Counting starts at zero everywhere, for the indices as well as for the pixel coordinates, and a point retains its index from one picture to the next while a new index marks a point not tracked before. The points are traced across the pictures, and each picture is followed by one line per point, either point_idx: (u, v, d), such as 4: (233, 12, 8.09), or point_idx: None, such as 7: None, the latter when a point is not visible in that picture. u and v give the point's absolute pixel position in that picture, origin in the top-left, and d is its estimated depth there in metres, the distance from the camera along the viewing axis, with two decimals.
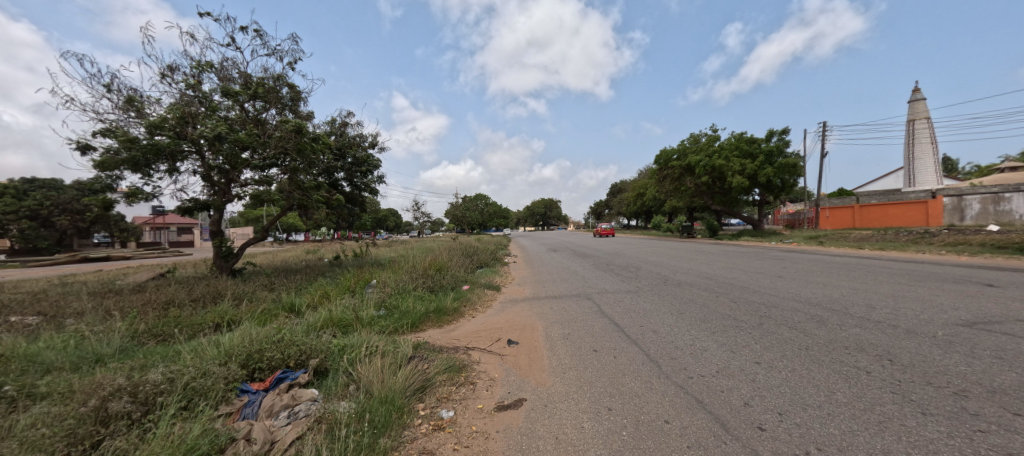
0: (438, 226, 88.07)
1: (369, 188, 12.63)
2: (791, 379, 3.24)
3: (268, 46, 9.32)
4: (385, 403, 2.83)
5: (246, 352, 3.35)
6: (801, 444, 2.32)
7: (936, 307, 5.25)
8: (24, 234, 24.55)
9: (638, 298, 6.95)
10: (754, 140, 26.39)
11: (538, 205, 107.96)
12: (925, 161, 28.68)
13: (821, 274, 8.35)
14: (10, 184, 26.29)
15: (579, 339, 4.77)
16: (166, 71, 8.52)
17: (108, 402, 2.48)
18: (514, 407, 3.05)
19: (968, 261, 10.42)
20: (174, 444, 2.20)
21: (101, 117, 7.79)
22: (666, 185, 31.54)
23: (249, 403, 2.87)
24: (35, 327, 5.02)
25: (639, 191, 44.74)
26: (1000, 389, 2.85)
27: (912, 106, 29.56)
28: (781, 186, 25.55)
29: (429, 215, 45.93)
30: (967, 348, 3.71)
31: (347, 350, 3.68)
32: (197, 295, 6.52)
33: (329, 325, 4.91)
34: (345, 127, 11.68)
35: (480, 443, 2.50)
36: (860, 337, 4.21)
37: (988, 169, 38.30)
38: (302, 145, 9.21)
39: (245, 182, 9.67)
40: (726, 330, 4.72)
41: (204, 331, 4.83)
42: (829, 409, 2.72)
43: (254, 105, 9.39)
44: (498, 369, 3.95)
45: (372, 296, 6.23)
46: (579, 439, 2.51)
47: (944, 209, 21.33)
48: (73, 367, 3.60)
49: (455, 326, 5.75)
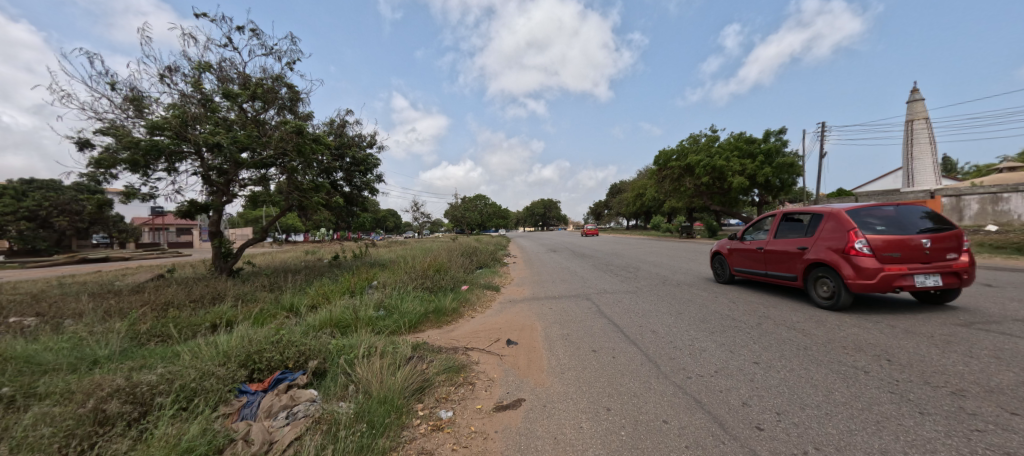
0: (438, 226, 88.24)
1: (369, 189, 12.62)
2: (789, 379, 3.24)
3: (266, 46, 9.32)
4: (384, 403, 2.83)
5: (245, 352, 3.35)
6: (799, 444, 2.32)
7: (935, 307, 5.26)
8: (24, 235, 24.52)
9: (637, 298, 6.97)
10: (753, 140, 26.43)
11: (538, 206, 108.08)
12: (923, 161, 28.77)
13: None
14: (10, 185, 26.29)
15: (578, 339, 4.78)
16: (165, 71, 8.53)
17: (106, 403, 2.48)
18: (513, 407, 3.05)
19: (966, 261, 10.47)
20: (171, 445, 2.20)
21: (100, 116, 7.79)
22: (665, 185, 31.59)
23: (248, 404, 2.86)
24: (35, 328, 5.02)
25: (638, 192, 44.74)
26: (997, 389, 2.85)
27: (911, 106, 29.66)
28: (780, 187, 25.63)
29: (429, 216, 46.00)
30: (965, 348, 3.72)
31: (346, 351, 3.68)
32: (197, 295, 6.54)
33: (329, 326, 4.93)
34: (344, 127, 11.70)
35: (480, 443, 2.51)
36: (858, 337, 4.22)
37: (986, 169, 38.47)
38: (302, 146, 9.22)
39: (243, 182, 9.66)
40: (725, 330, 4.73)
41: (203, 331, 4.83)
42: (826, 408, 2.73)
43: (253, 105, 9.38)
44: (497, 369, 3.95)
45: (372, 296, 6.25)
46: (578, 439, 2.52)
47: (942, 209, 21.50)
48: (71, 368, 3.59)
49: (454, 326, 5.78)
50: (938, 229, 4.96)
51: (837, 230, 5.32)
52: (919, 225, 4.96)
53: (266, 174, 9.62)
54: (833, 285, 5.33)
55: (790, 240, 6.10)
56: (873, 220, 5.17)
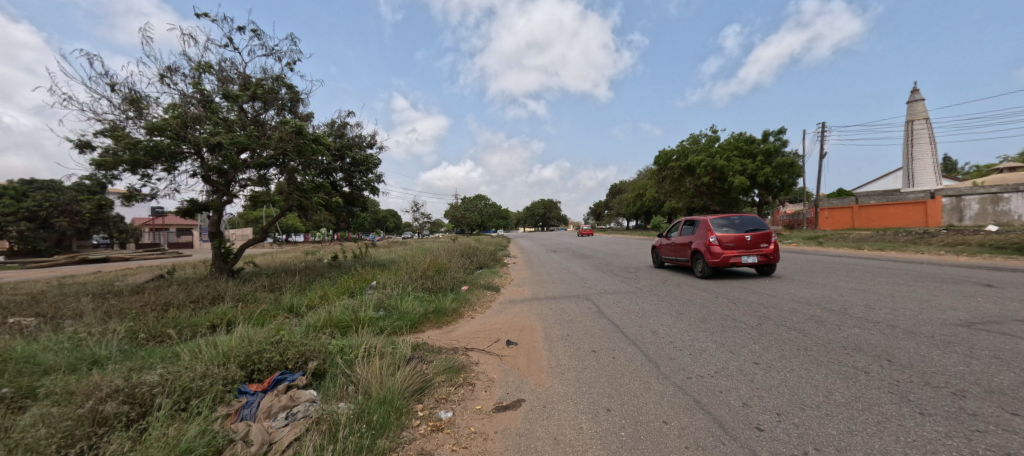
0: (438, 227, 88.32)
1: (369, 189, 12.62)
2: (789, 379, 3.24)
3: (266, 47, 9.33)
4: (383, 403, 2.83)
5: (245, 353, 3.35)
6: (799, 444, 2.32)
7: (935, 307, 5.26)
8: (24, 236, 24.51)
9: (637, 299, 6.99)
10: (753, 140, 26.43)
11: (538, 206, 108.09)
12: (923, 161, 28.76)
13: (820, 275, 8.38)
14: (11, 186, 26.25)
15: (578, 340, 4.79)
16: (165, 72, 8.54)
17: (105, 403, 2.48)
18: (513, 407, 3.05)
19: (966, 261, 10.47)
20: (169, 445, 2.19)
21: (100, 117, 7.79)
22: (665, 186, 31.53)
23: (247, 404, 2.86)
24: (34, 328, 5.03)
25: (638, 192, 44.74)
26: (998, 389, 2.85)
27: (911, 106, 29.65)
28: (780, 186, 25.63)
29: (429, 216, 46.04)
30: (965, 348, 3.72)
31: (345, 352, 3.68)
32: (197, 296, 6.54)
33: (329, 326, 4.93)
34: (344, 127, 11.70)
35: (479, 444, 2.50)
36: (858, 337, 4.22)
37: (986, 169, 38.47)
38: (302, 147, 9.22)
39: (244, 183, 9.67)
40: (725, 331, 4.72)
41: (203, 332, 4.84)
42: (826, 409, 2.73)
43: (253, 105, 9.38)
44: (497, 369, 3.95)
45: (371, 296, 6.27)
46: (577, 439, 2.52)
47: (942, 210, 21.45)
48: (70, 368, 3.59)
49: (454, 326, 5.78)
50: (758, 229, 8.37)
51: (704, 229, 8.75)
52: (747, 226, 8.45)
53: (266, 175, 9.62)
54: (702, 264, 8.75)
55: (686, 237, 9.50)
56: (723, 224, 8.57)
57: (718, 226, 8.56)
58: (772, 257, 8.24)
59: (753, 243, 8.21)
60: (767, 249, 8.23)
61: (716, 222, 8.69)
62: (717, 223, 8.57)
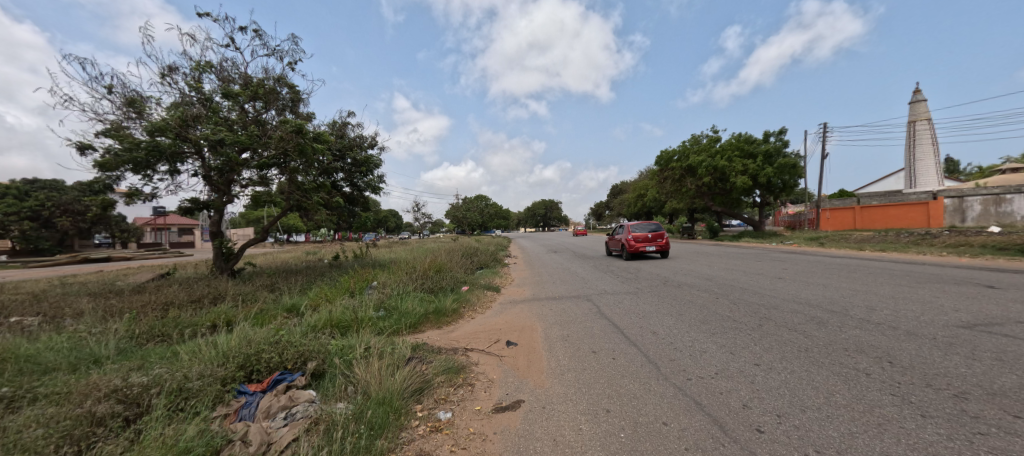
0: (439, 227, 88.40)
1: (370, 189, 12.62)
2: (790, 381, 3.23)
3: (267, 46, 9.36)
4: (382, 404, 2.82)
5: (244, 353, 3.34)
6: (799, 446, 2.31)
7: (936, 309, 5.25)
8: (27, 235, 24.58)
9: (638, 299, 6.98)
10: (754, 140, 26.39)
11: (539, 206, 108.16)
12: (925, 162, 28.68)
13: (821, 276, 8.37)
14: (13, 186, 26.29)
15: (578, 340, 4.78)
16: (166, 71, 8.56)
17: (103, 404, 2.47)
18: (512, 408, 3.05)
19: (967, 263, 10.45)
20: (168, 445, 2.19)
21: (101, 117, 7.81)
22: (666, 186, 31.38)
23: (246, 404, 2.85)
24: (35, 328, 5.04)
25: (639, 192, 44.66)
26: (1000, 392, 2.83)
27: (913, 107, 29.58)
28: (782, 187, 25.54)
29: (429, 216, 46.23)
30: (968, 350, 3.70)
31: (345, 352, 3.68)
32: (198, 295, 6.54)
33: (329, 326, 4.93)
34: (345, 127, 11.69)
35: (478, 445, 2.50)
36: (860, 338, 4.21)
37: (988, 170, 38.33)
38: (303, 146, 9.23)
39: (245, 183, 9.68)
40: (725, 332, 4.70)
41: (203, 332, 4.84)
42: (827, 410, 2.72)
43: (254, 105, 9.39)
44: (496, 370, 3.95)
45: (372, 297, 6.25)
46: (576, 440, 2.51)
47: (945, 211, 21.35)
48: (70, 368, 3.60)
49: (454, 327, 5.77)
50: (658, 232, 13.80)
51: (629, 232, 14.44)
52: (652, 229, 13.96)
53: (267, 174, 9.64)
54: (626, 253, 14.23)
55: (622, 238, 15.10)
56: (639, 228, 14.20)
57: (636, 229, 14.22)
58: (666, 247, 13.65)
59: (654, 239, 13.65)
60: (662, 242, 13.67)
61: (635, 227, 14.35)
62: (635, 227, 14.26)
